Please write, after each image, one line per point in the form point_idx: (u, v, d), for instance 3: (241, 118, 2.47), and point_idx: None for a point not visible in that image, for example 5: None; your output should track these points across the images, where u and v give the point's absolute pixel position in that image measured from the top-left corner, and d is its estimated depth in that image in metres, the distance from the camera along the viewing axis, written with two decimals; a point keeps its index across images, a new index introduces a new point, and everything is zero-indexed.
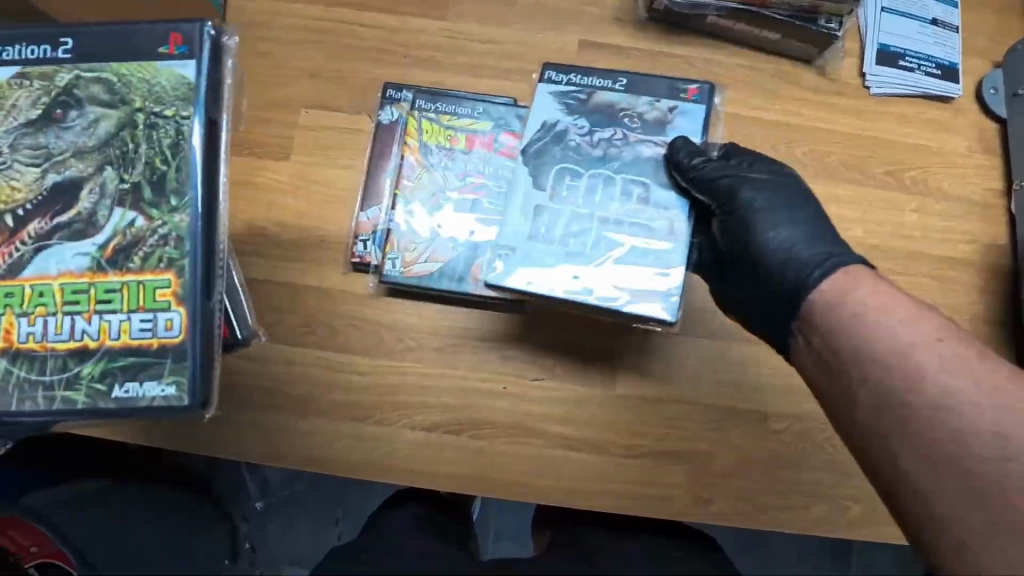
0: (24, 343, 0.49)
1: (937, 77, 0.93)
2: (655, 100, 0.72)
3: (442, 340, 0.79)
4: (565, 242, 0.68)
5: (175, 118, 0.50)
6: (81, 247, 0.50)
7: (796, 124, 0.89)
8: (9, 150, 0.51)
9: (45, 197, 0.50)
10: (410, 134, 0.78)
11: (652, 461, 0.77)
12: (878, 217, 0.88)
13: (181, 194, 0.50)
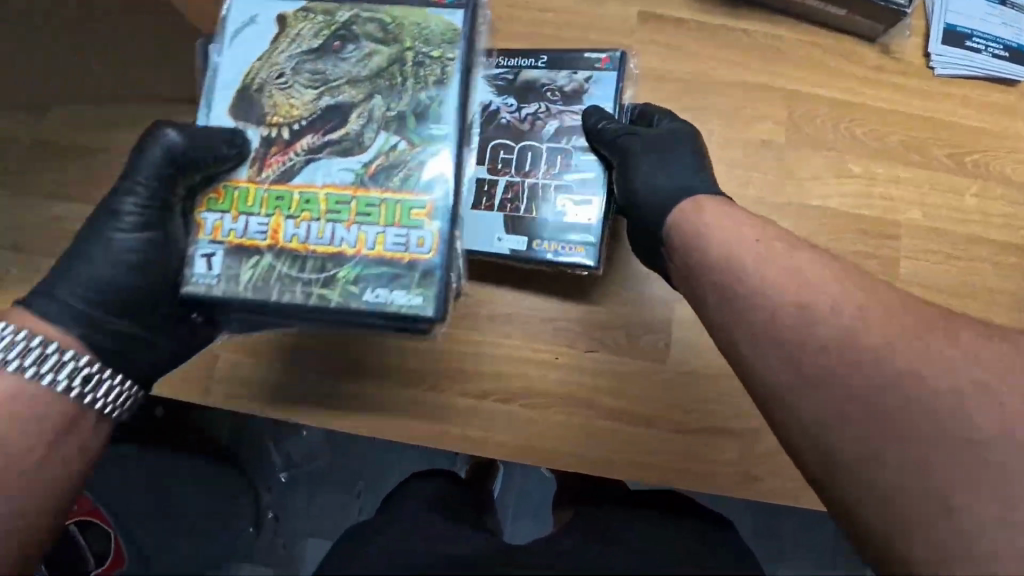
0: (289, 243, 0.55)
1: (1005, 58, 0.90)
2: (573, 73, 0.76)
3: (494, 309, 0.79)
4: (503, 205, 0.74)
5: (441, 59, 0.58)
6: (348, 163, 0.56)
7: (856, 102, 0.87)
8: (290, 72, 0.58)
9: (320, 115, 0.57)
10: None
11: (700, 436, 0.77)
12: (937, 200, 0.87)
13: (438, 124, 0.57)
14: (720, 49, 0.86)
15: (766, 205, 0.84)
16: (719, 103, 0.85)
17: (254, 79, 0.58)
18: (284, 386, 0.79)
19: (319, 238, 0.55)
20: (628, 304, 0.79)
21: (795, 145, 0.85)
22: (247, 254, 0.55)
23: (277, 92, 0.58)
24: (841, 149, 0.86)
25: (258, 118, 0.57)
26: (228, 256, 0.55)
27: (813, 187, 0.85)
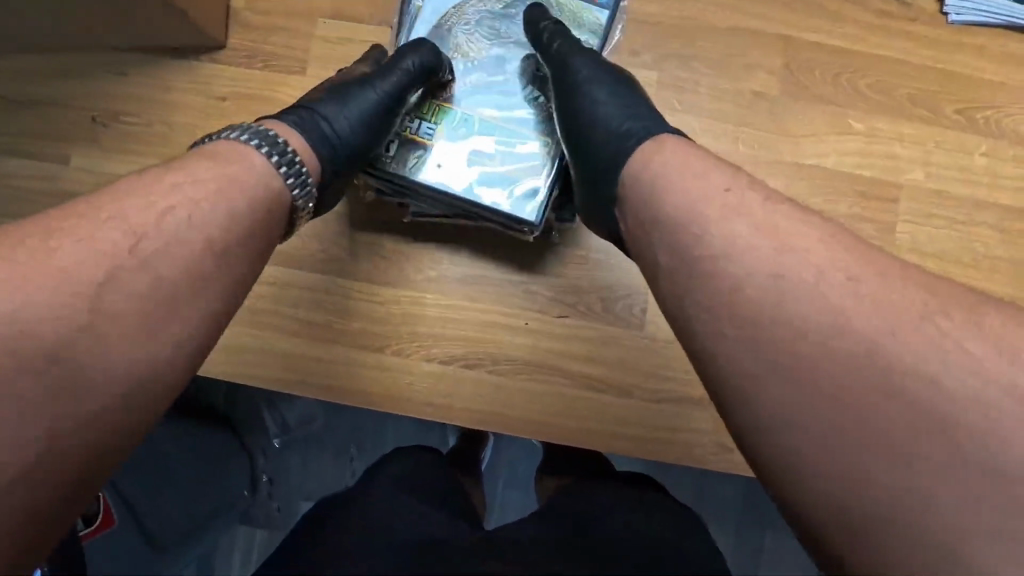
0: (444, 143, 0.70)
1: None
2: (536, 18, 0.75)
3: (463, 271, 0.75)
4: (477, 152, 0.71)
5: None
6: (502, 99, 0.72)
7: (859, 51, 0.80)
8: (473, 23, 0.74)
9: (488, 61, 0.73)
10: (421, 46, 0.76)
11: (675, 406, 0.74)
12: (943, 160, 0.80)
13: None
14: None
15: (756, 163, 0.78)
16: (708, 52, 0.79)
17: (446, 21, 0.74)
18: (245, 348, 0.76)
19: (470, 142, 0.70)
20: (603, 268, 0.75)
21: (790, 98, 0.79)
22: (414, 148, 0.70)
23: (463, 34, 0.74)
24: (840, 103, 0.80)
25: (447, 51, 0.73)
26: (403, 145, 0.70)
27: (809, 145, 0.79)
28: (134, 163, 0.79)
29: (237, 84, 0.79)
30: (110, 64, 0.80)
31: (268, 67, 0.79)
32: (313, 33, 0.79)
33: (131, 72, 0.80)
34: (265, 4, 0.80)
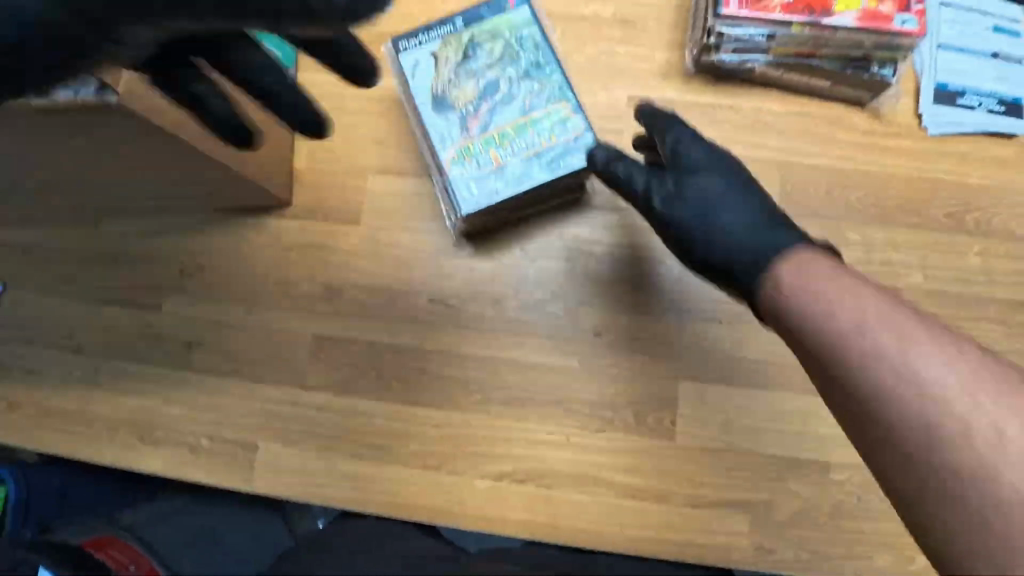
0: (481, 177, 0.73)
1: (1002, 111, 0.86)
2: (511, 54, 0.75)
3: (508, 394, 0.84)
4: (518, 165, 0.73)
5: (549, 74, 0.74)
6: (505, 125, 0.73)
7: (853, 168, 0.86)
8: (458, 93, 0.74)
9: (486, 100, 0.74)
10: (444, 47, 0.75)
11: (713, 511, 0.79)
12: (937, 262, 0.84)
13: (548, 105, 0.73)
14: (707, 124, 0.87)
15: None
16: None
17: (435, 92, 0.74)
18: (317, 472, 0.86)
19: (511, 164, 0.73)
20: (633, 387, 0.82)
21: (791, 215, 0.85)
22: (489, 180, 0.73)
23: (455, 106, 0.74)
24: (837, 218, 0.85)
25: (462, 115, 0.74)
26: (481, 186, 0.73)
27: None
28: (218, 310, 0.92)
29: (300, 233, 0.92)
30: (196, 222, 0.96)
31: (325, 221, 0.91)
32: (365, 189, 0.91)
33: (212, 227, 0.95)
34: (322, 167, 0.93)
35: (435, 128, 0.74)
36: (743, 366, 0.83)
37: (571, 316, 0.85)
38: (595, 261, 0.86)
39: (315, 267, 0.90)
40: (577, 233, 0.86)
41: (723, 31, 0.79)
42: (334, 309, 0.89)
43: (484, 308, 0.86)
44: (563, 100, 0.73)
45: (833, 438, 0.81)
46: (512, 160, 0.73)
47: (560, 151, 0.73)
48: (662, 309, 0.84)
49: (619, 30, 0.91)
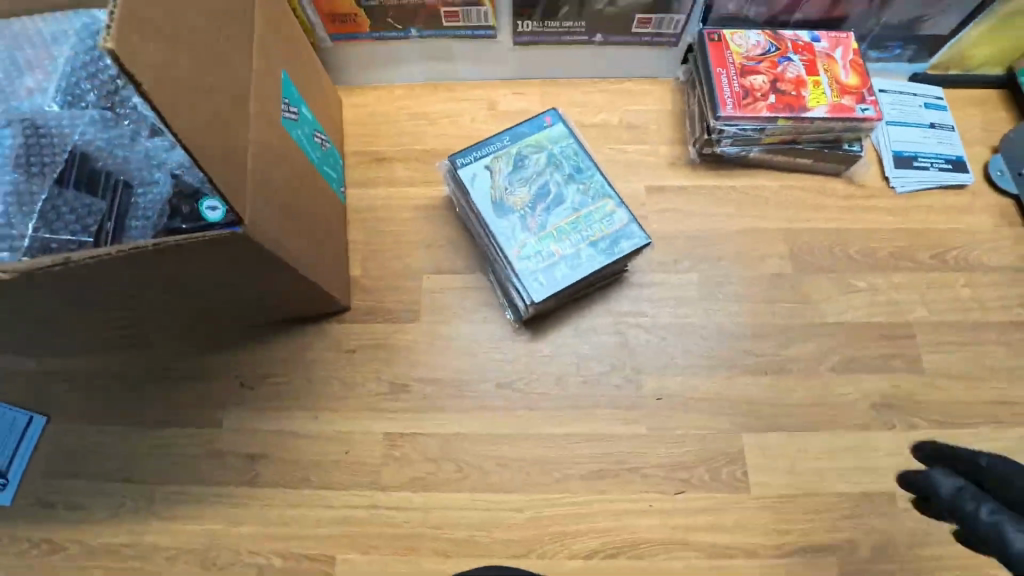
0: (547, 266, 0.82)
1: (950, 168, 1.00)
2: (555, 162, 0.88)
3: (584, 468, 0.87)
4: (577, 253, 0.83)
5: (591, 175, 0.87)
6: (561, 221, 0.85)
7: (844, 226, 0.99)
8: (514, 198, 0.85)
9: (541, 202, 0.85)
10: (496, 161, 0.88)
11: (801, 558, 0.82)
12: (936, 297, 0.94)
13: (594, 201, 0.86)
14: (715, 202, 1.01)
15: (792, 326, 0.93)
16: (725, 248, 0.98)
17: (495, 198, 0.85)
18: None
19: (572, 253, 0.83)
20: (701, 444, 0.87)
21: (804, 270, 0.96)
22: (555, 268, 0.82)
23: (515, 208, 0.85)
24: (841, 269, 0.97)
25: (521, 216, 0.84)
26: (547, 273, 0.82)
27: (833, 305, 0.94)
28: (281, 420, 0.93)
29: (360, 336, 0.97)
30: (255, 336, 0.99)
31: (384, 321, 0.97)
32: (421, 287, 0.99)
33: (270, 340, 0.98)
34: (375, 271, 1.00)
35: (500, 230, 0.84)
36: (794, 411, 0.89)
37: (632, 385, 0.91)
38: (644, 331, 0.94)
39: (379, 365, 0.94)
40: (621, 307, 0.95)
41: (722, 128, 0.94)
42: (402, 404, 0.92)
43: (548, 386, 0.91)
44: (607, 197, 0.86)
45: (892, 469, 0.86)
46: (572, 249, 0.83)
47: (612, 239, 0.83)
48: (712, 366, 0.92)
49: (625, 133, 1.07)
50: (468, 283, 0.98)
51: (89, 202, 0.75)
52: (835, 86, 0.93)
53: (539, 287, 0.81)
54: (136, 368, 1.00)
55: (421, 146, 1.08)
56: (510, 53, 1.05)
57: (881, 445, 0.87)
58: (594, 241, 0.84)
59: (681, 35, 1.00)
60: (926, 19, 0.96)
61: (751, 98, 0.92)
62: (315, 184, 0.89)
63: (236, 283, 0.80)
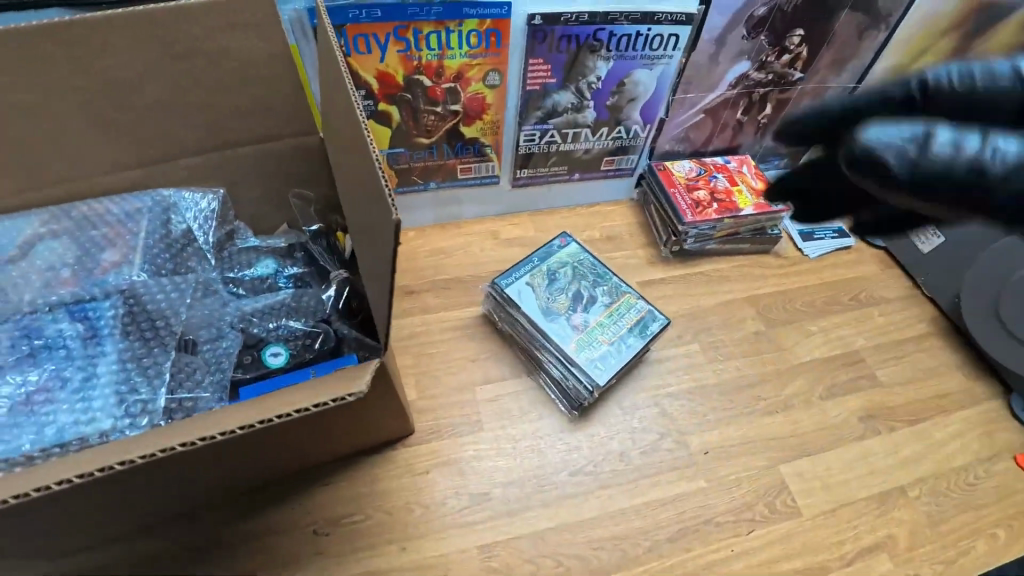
0: (601, 354, 0.99)
1: (838, 235, 1.37)
2: (580, 271, 1.08)
3: (669, 530, 0.96)
4: (619, 339, 1.01)
5: (611, 278, 1.08)
6: (598, 313, 1.03)
7: (787, 287, 1.28)
8: (555, 304, 1.03)
9: (578, 302, 1.04)
10: (534, 277, 1.06)
11: (862, 562, 0.96)
12: (866, 327, 1.24)
13: (619, 295, 1.06)
14: (691, 284, 1.27)
15: (780, 369, 1.16)
16: (711, 319, 1.22)
17: (542, 306, 1.02)
18: None
19: (616, 340, 1.00)
20: (750, 482, 1.01)
21: (772, 324, 1.22)
22: (607, 355, 0.99)
23: (560, 311, 1.02)
24: (798, 319, 1.24)
25: (568, 317, 1.02)
26: (602, 361, 0.98)
27: (803, 347, 1.19)
28: (365, 562, 0.90)
29: (429, 457, 1.00)
30: (318, 481, 0.96)
31: (448, 436, 1.02)
32: (476, 397, 1.07)
33: (334, 481, 0.97)
34: (428, 390, 1.07)
35: (555, 332, 1.00)
36: (808, 436, 1.08)
37: (682, 447, 1.04)
38: (677, 399, 1.10)
39: (454, 479, 0.98)
40: (649, 382, 1.11)
41: (688, 231, 1.22)
42: (487, 513, 0.95)
43: (614, 462, 1.02)
44: (627, 292, 1.07)
45: (893, 466, 1.06)
46: (614, 337, 1.01)
47: (643, 323, 1.03)
48: (736, 415, 1.09)
49: (608, 243, 1.32)
50: (518, 387, 1.08)
51: (184, 360, 0.78)
52: (752, 191, 1.27)
53: (600, 373, 0.97)
54: (180, 548, 0.90)
55: (443, 274, 1.22)
56: (506, 193, 1.28)
57: (877, 449, 1.08)
58: (629, 326, 1.02)
59: (636, 168, 1.31)
60: (790, 142, 1.39)
61: (702, 207, 1.23)
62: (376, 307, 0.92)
63: (335, 424, 0.82)
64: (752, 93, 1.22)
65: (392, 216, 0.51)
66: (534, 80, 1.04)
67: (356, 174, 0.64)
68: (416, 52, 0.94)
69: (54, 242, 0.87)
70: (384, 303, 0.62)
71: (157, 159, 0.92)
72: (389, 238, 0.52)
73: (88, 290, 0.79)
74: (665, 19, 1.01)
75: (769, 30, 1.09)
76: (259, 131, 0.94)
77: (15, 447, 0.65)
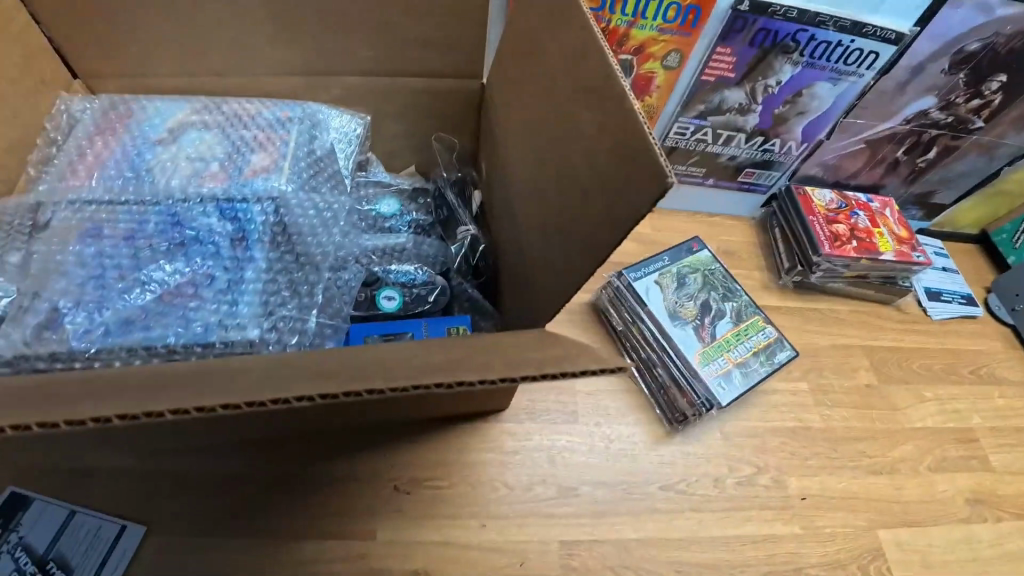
0: (723, 370, 0.94)
1: (966, 302, 1.28)
2: (711, 281, 1.02)
3: (757, 569, 0.91)
4: (743, 360, 0.95)
5: (741, 295, 1.02)
6: (724, 329, 0.98)
7: (905, 346, 1.20)
8: (682, 308, 0.99)
9: (705, 313, 0.99)
10: (663, 277, 1.01)
11: None
12: (983, 405, 1.16)
13: (748, 315, 1.00)
14: (806, 320, 1.19)
15: (889, 429, 1.09)
16: (823, 361, 1.15)
17: (669, 308, 0.98)
18: None
19: (739, 360, 0.95)
20: (847, 540, 0.95)
21: (886, 381, 1.15)
22: (728, 373, 0.94)
23: (684, 318, 0.98)
24: (914, 381, 1.16)
25: (693, 325, 0.97)
26: (722, 378, 0.93)
27: (915, 412, 1.12)
28: (443, 529, 0.87)
29: (520, 438, 0.95)
30: (405, 436, 0.93)
31: (541, 420, 0.97)
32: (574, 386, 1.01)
33: (421, 440, 0.93)
34: None
35: (680, 338, 0.96)
36: (911, 506, 1.01)
37: (780, 487, 0.98)
38: (779, 436, 1.03)
39: (542, 466, 0.93)
40: (753, 411, 1.05)
41: (821, 263, 1.15)
42: (572, 509, 0.91)
43: (708, 486, 0.96)
44: (756, 314, 1.01)
45: (997, 558, 0.99)
46: (737, 356, 0.95)
47: (770, 350, 0.97)
48: (838, 466, 1.03)
49: (724, 259, 1.25)
50: (618, 386, 1.02)
51: (318, 281, 0.73)
52: (893, 237, 1.19)
53: (720, 391, 0.92)
54: (261, 469, 0.88)
55: None
56: None
57: (982, 537, 1.01)
58: (754, 349, 0.97)
59: (773, 186, 1.24)
60: (936, 193, 1.29)
61: (841, 242, 1.15)
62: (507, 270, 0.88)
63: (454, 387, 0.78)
64: (922, 134, 1.14)
65: (661, 178, 0.46)
66: (712, 71, 0.98)
67: (581, 124, 0.59)
68: (608, 14, 0.88)
69: (200, 132, 0.83)
70: (585, 270, 0.57)
71: (316, 70, 0.88)
72: (645, 201, 0.47)
73: (238, 190, 0.74)
74: (873, 34, 0.92)
75: (970, 70, 1.01)
76: (424, 63, 0.89)
77: (160, 336, 0.61)
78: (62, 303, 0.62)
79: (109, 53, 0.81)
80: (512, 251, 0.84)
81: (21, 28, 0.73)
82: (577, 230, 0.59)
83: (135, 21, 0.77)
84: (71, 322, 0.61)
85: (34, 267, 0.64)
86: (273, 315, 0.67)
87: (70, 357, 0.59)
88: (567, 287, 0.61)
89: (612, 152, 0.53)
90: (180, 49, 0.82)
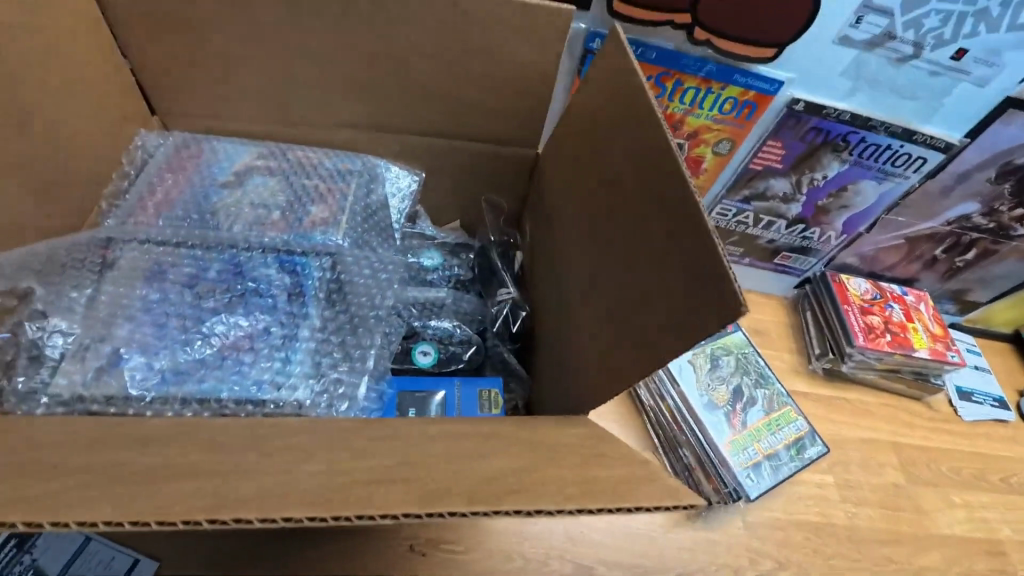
0: (752, 462, 0.94)
1: (997, 405, 1.26)
2: (743, 366, 1.03)
3: None
4: (774, 451, 0.95)
5: (772, 384, 1.03)
6: (756, 417, 0.98)
7: (933, 445, 1.18)
8: (714, 389, 0.99)
9: (738, 397, 0.99)
10: (697, 357, 1.01)
11: None
12: (1013, 516, 1.13)
13: (779, 404, 1.00)
14: (834, 408, 1.18)
15: (915, 533, 1.06)
16: (849, 454, 1.13)
17: (701, 387, 0.99)
18: None
19: (769, 450, 0.95)
20: None
21: (912, 480, 1.12)
22: (758, 465, 0.93)
23: (717, 400, 0.98)
24: (941, 484, 1.13)
25: (725, 409, 0.97)
26: (752, 471, 0.93)
27: (942, 517, 1.09)
28: None
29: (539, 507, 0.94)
30: None
31: None
32: None
33: None
34: None
35: (710, 423, 0.96)
36: None
37: None
38: (802, 530, 1.01)
39: (560, 540, 0.92)
40: (777, 501, 1.03)
41: (854, 355, 1.14)
42: None
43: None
44: (788, 404, 1.01)
45: None
46: (768, 447, 0.95)
47: (800, 444, 0.96)
48: (862, 569, 0.99)
49: (754, 337, 1.24)
50: None
51: (359, 339, 0.74)
52: (928, 333, 1.18)
53: (749, 483, 0.92)
54: None
55: None
56: None
57: None
58: (784, 441, 0.97)
59: (808, 269, 1.24)
60: (972, 291, 1.28)
61: (875, 335, 1.14)
62: (544, 338, 0.88)
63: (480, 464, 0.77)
64: (963, 236, 1.14)
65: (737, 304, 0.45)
66: (761, 160, 1.00)
67: (647, 224, 0.60)
68: (666, 100, 0.90)
69: (264, 177, 0.85)
70: (644, 373, 0.56)
71: (378, 127, 0.91)
72: (716, 322, 0.47)
73: (298, 242, 0.76)
74: (923, 141, 0.94)
75: (1015, 181, 1.02)
76: (483, 129, 0.91)
77: (212, 390, 0.63)
78: (124, 348, 0.64)
79: (190, 97, 0.84)
80: (555, 325, 0.84)
81: (111, 70, 0.77)
82: (637, 326, 0.59)
83: (216, 71, 0.81)
84: (129, 368, 0.63)
85: (101, 311, 0.66)
86: (320, 375, 0.68)
87: (124, 403, 0.61)
88: (619, 382, 0.60)
89: (680, 259, 0.53)
90: (256, 98, 0.85)
